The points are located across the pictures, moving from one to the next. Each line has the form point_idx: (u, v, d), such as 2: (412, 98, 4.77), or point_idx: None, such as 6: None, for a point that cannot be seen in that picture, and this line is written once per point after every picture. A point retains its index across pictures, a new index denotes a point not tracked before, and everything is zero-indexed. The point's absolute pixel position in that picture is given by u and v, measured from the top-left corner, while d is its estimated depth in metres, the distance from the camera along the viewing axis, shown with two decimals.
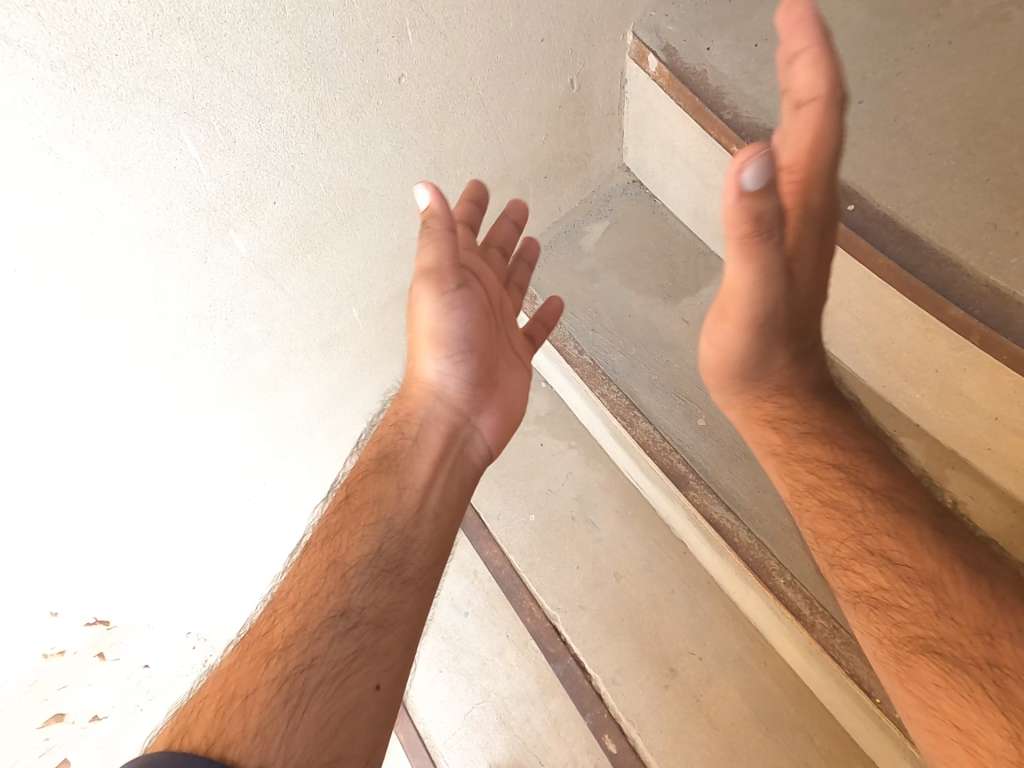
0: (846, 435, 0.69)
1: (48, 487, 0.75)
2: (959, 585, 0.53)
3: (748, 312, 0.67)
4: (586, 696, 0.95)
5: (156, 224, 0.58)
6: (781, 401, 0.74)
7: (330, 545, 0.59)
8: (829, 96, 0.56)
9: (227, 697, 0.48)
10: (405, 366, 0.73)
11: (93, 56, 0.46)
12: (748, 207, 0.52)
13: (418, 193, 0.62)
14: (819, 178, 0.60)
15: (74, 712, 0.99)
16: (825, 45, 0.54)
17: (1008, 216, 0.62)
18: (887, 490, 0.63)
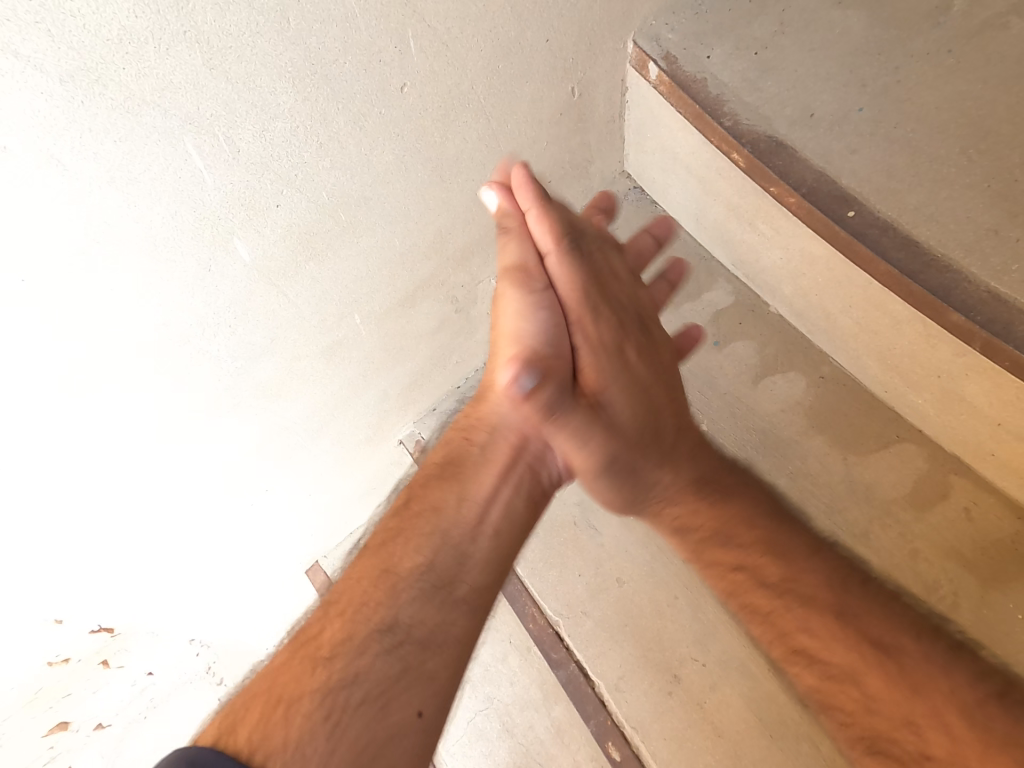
0: (766, 519, 0.71)
1: (53, 495, 0.75)
2: (881, 673, 0.59)
3: (590, 462, 0.70)
4: (589, 703, 0.95)
5: (162, 234, 0.59)
6: (679, 506, 0.74)
7: (385, 551, 0.61)
8: (559, 248, 0.68)
9: (273, 702, 0.50)
10: (485, 373, 0.72)
11: (101, 70, 0.47)
12: (527, 406, 0.65)
13: (486, 195, 0.68)
14: (572, 357, 0.67)
15: (74, 720, 1.06)
16: (541, 208, 0.67)
17: (1009, 223, 0.63)
18: (789, 581, 0.67)
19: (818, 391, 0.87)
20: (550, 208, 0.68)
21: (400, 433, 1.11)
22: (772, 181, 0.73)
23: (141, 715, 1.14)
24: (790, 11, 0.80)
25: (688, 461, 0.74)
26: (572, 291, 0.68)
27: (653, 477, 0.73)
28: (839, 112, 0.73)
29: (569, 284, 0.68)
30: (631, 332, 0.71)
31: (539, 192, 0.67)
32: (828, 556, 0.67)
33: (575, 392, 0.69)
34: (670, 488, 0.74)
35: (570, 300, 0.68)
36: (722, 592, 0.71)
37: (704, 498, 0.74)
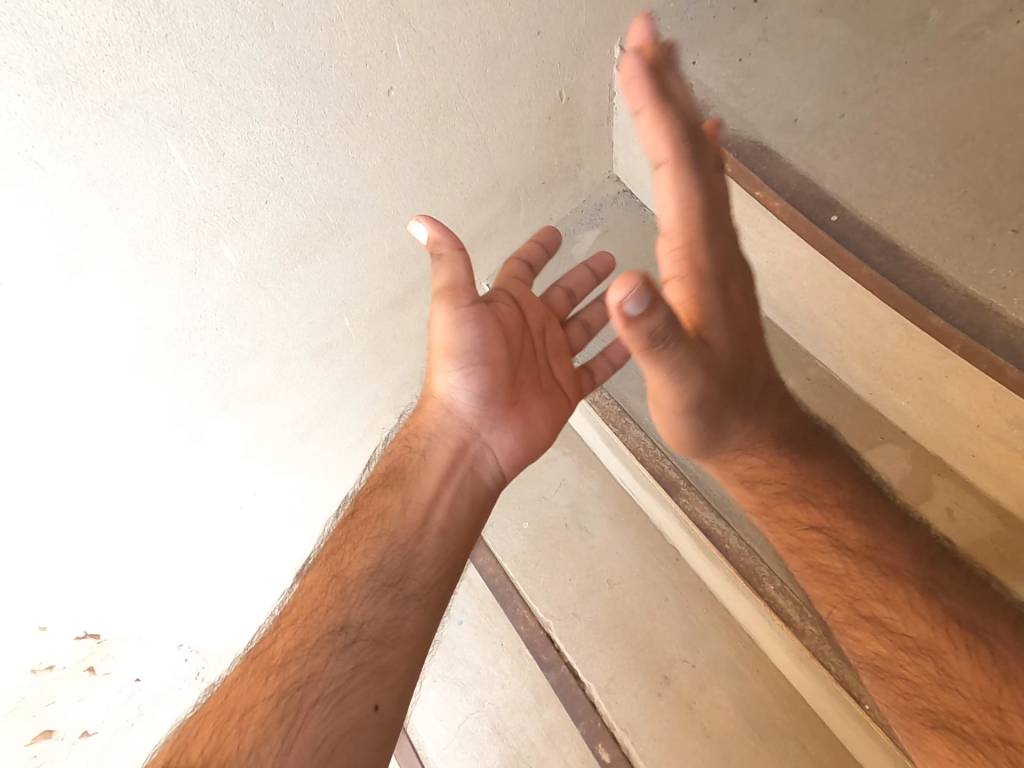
0: (826, 486, 0.78)
1: (37, 501, 0.74)
2: (958, 651, 0.65)
3: (684, 402, 0.69)
4: (580, 705, 0.95)
5: (144, 236, 0.58)
6: (761, 457, 0.80)
7: (332, 559, 0.62)
8: (677, 155, 0.58)
9: (227, 713, 0.50)
10: (425, 380, 0.76)
11: (80, 73, 0.46)
12: (635, 330, 0.51)
13: (414, 228, 0.65)
14: (704, 241, 0.62)
15: (59, 729, 0.97)
16: (659, 106, 0.57)
17: (985, 228, 0.64)
18: (872, 549, 0.73)
19: (804, 393, 0.88)
20: (665, 110, 0.58)
21: (392, 436, 1.11)
22: (756, 185, 0.74)
23: (127, 724, 1.08)
24: (773, 19, 0.81)
25: (772, 416, 0.78)
26: (688, 208, 0.60)
27: (735, 425, 0.77)
28: (821, 119, 0.74)
29: (685, 200, 0.60)
30: (737, 269, 0.66)
31: (653, 84, 0.57)
32: (912, 533, 0.74)
33: (515, 393, 0.74)
34: (746, 438, 0.79)
35: (681, 223, 0.61)
36: (789, 549, 0.79)
37: (770, 454, 0.80)
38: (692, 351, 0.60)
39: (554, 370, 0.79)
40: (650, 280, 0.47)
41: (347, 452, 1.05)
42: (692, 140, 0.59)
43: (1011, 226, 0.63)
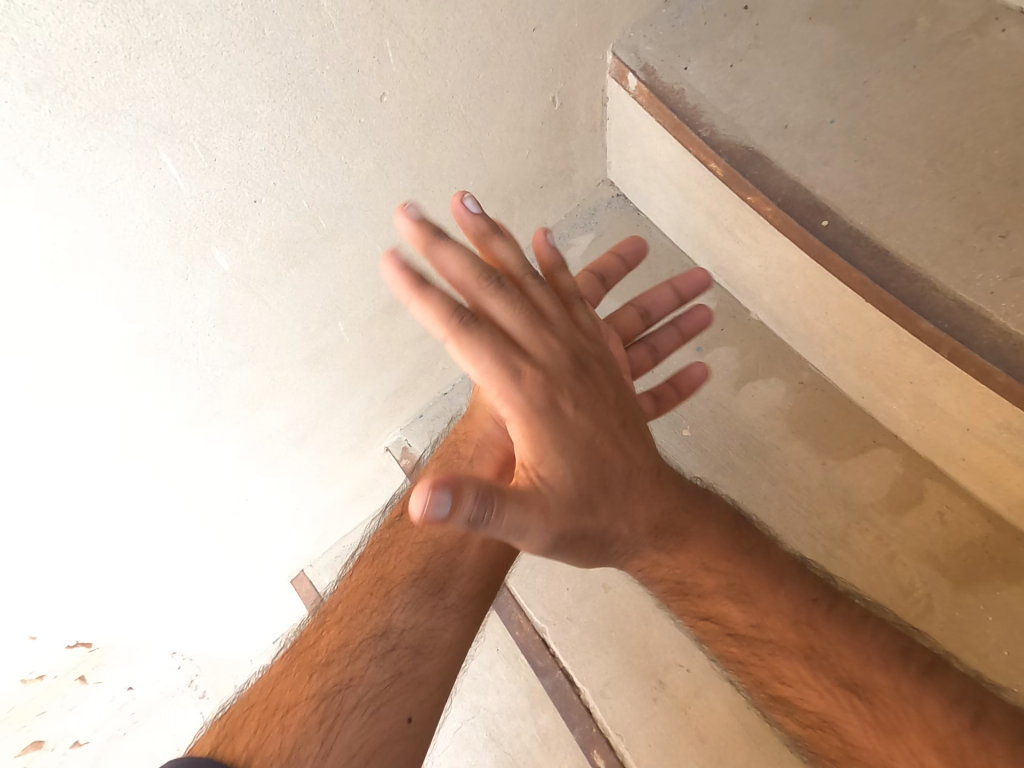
0: (729, 559, 0.67)
1: (26, 511, 0.74)
2: (855, 718, 0.57)
3: (569, 522, 0.59)
4: (575, 710, 0.95)
5: (134, 242, 0.58)
6: (721, 576, 0.66)
7: (379, 562, 0.70)
8: (453, 328, 0.56)
9: (272, 708, 0.60)
10: (474, 393, 0.84)
11: (68, 79, 0.46)
12: (452, 526, 0.48)
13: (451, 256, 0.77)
14: (535, 374, 0.58)
15: (48, 739, 1.07)
16: (444, 251, 0.59)
17: (973, 233, 0.64)
18: (756, 628, 0.64)
19: (797, 396, 0.88)
20: (460, 268, 0.60)
21: (387, 440, 1.11)
22: (748, 189, 0.74)
23: (120, 731, 1.16)
24: (764, 26, 0.81)
25: (654, 493, 0.66)
26: (493, 371, 0.56)
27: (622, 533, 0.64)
28: (811, 124, 0.75)
29: (482, 364, 0.56)
30: (563, 383, 0.60)
31: (438, 244, 0.59)
32: (792, 588, 0.64)
33: None
34: (633, 535, 0.65)
35: (495, 384, 0.56)
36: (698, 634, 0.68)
37: (661, 547, 0.67)
38: (518, 497, 0.53)
39: None
40: (442, 485, 0.46)
41: (341, 457, 1.05)
42: (465, 311, 0.56)
43: (998, 231, 0.64)
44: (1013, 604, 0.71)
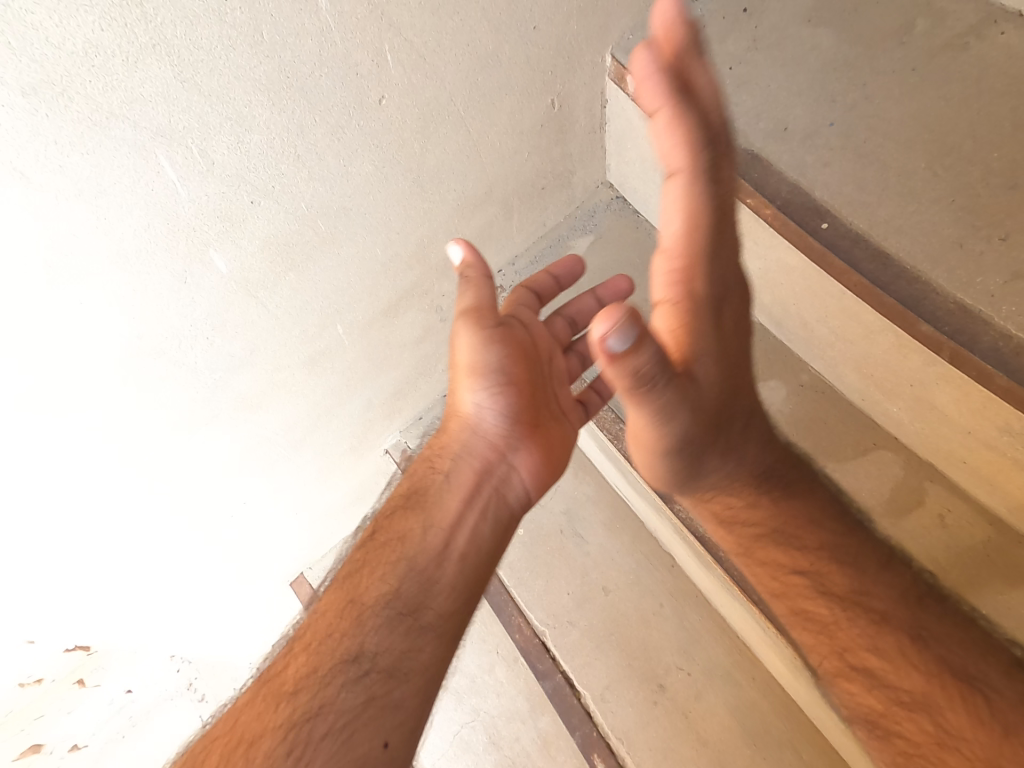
0: (810, 529, 0.78)
1: (25, 515, 0.74)
2: (959, 707, 0.69)
3: (662, 444, 0.68)
4: (575, 714, 0.94)
5: (131, 245, 0.58)
6: (740, 501, 0.81)
7: (351, 582, 0.63)
8: (692, 166, 0.57)
9: (235, 743, 0.51)
10: (447, 401, 0.76)
11: (65, 83, 0.46)
12: (621, 368, 0.54)
13: (452, 250, 0.70)
14: (715, 272, 0.61)
15: (48, 742, 1.05)
16: (682, 86, 0.56)
17: (973, 236, 0.64)
18: (858, 596, 0.76)
19: (797, 399, 0.88)
20: (685, 110, 0.56)
21: (386, 442, 1.10)
22: (747, 192, 0.74)
23: (118, 736, 1.13)
24: (763, 28, 0.81)
25: (755, 450, 0.76)
26: (696, 230, 0.59)
27: (715, 467, 0.75)
28: (810, 127, 0.75)
29: (691, 219, 0.59)
30: (733, 293, 0.64)
31: (670, 84, 0.56)
32: (901, 572, 0.75)
33: (536, 418, 0.74)
34: (725, 476, 0.77)
35: (683, 242, 0.59)
36: (771, 593, 0.79)
37: (764, 493, 0.79)
38: (681, 389, 0.62)
39: (560, 398, 0.79)
40: (633, 316, 0.51)
41: (340, 460, 1.05)
42: (707, 150, 0.58)
43: (998, 234, 0.64)
44: (1014, 608, 0.70)
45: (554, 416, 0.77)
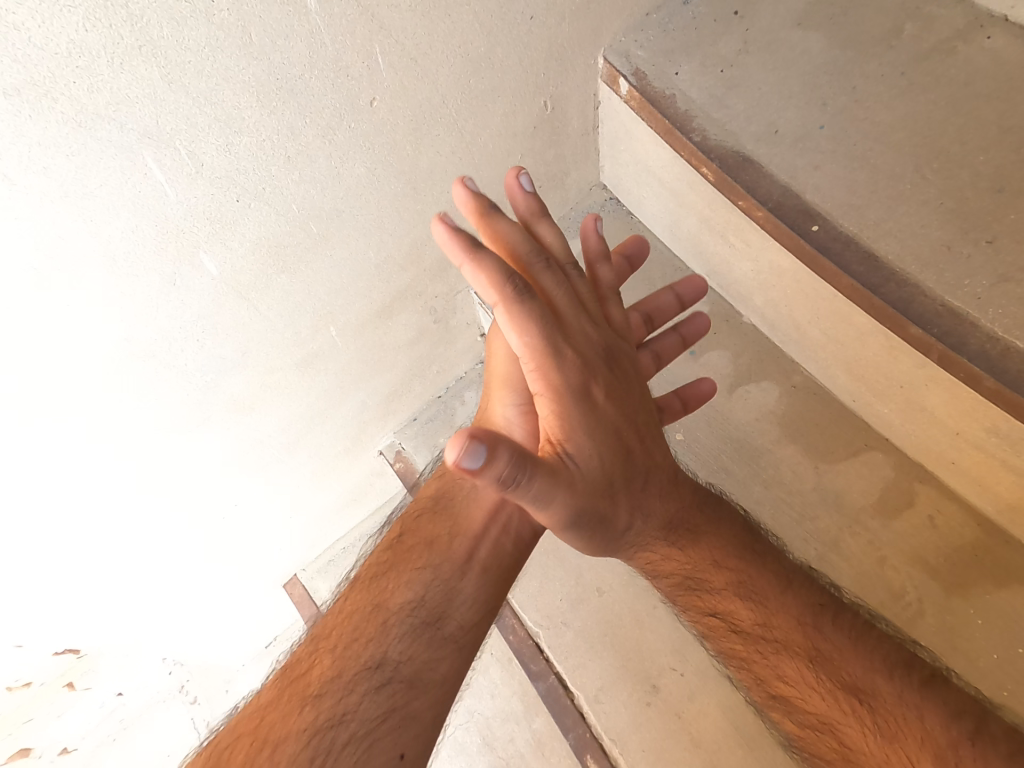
0: (738, 559, 0.75)
1: (15, 520, 0.73)
2: (856, 722, 0.63)
3: (559, 521, 0.61)
4: (569, 715, 0.95)
5: (121, 248, 0.58)
6: (678, 557, 0.76)
7: (376, 586, 0.65)
8: (506, 292, 0.58)
9: (259, 741, 0.53)
10: (481, 407, 0.83)
11: (50, 84, 0.46)
12: (484, 480, 0.47)
13: (512, 190, 0.70)
14: (557, 356, 0.60)
15: (36, 747, 1.06)
16: (478, 255, 0.58)
17: (961, 239, 0.65)
18: (761, 627, 0.71)
19: (790, 400, 0.88)
20: (487, 261, 0.58)
21: (380, 444, 1.10)
22: (739, 194, 0.74)
23: (109, 738, 1.15)
24: (755, 31, 0.82)
25: (663, 500, 0.73)
26: (535, 343, 0.59)
27: (627, 524, 0.70)
28: (801, 130, 0.75)
29: (527, 332, 0.58)
30: (596, 370, 0.64)
31: (472, 243, 0.58)
32: (800, 591, 0.72)
33: None
34: (641, 534, 0.73)
35: (533, 350, 0.58)
36: (701, 633, 0.76)
37: (673, 543, 0.75)
38: (554, 474, 0.55)
39: None
40: (482, 435, 0.45)
41: (334, 461, 1.05)
42: (518, 278, 0.59)
43: (985, 236, 0.64)
44: (1003, 608, 0.71)
45: None
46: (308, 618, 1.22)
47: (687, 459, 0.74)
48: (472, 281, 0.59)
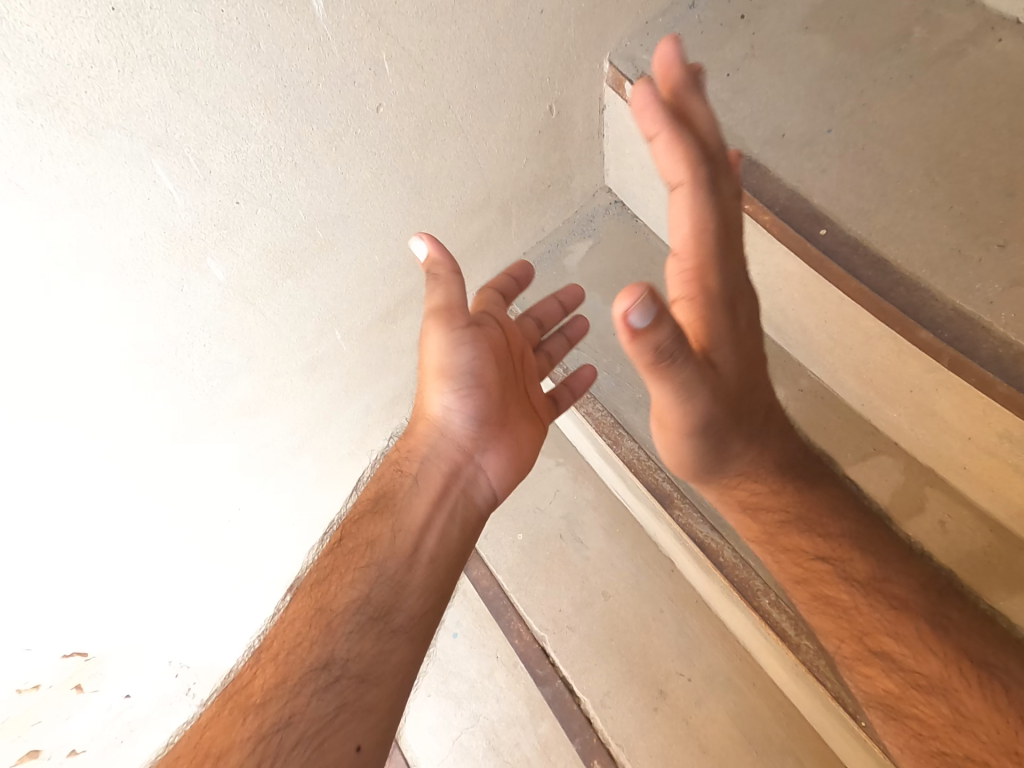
0: (832, 519, 0.75)
1: (25, 524, 0.73)
2: (960, 682, 0.65)
3: (688, 423, 0.67)
4: (575, 720, 0.94)
5: (130, 255, 0.58)
6: (759, 497, 0.77)
7: (318, 591, 0.63)
8: (693, 177, 0.58)
9: (201, 755, 0.51)
10: (415, 401, 0.75)
11: (62, 94, 0.46)
12: (642, 344, 0.54)
13: (416, 245, 0.66)
14: (725, 259, 0.61)
15: (39, 753, 0.96)
16: (674, 128, 0.58)
17: (972, 243, 0.64)
18: (880, 581, 0.71)
19: (796, 404, 0.87)
20: (682, 133, 0.58)
21: (385, 447, 1.11)
22: (746, 198, 0.74)
23: (118, 741, 1.07)
24: (761, 35, 0.81)
25: (775, 440, 0.75)
26: (703, 233, 0.60)
27: (738, 448, 0.73)
28: (808, 134, 0.75)
29: (701, 224, 0.59)
30: (745, 291, 0.65)
31: (669, 115, 0.58)
32: (914, 561, 0.73)
33: (504, 417, 0.74)
34: (750, 465, 0.76)
35: (694, 245, 0.60)
36: (793, 580, 0.76)
37: (779, 485, 0.76)
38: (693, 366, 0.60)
39: (532, 393, 0.78)
40: (655, 293, 0.50)
41: (338, 465, 1.05)
42: (708, 164, 0.59)
43: (997, 241, 0.63)
44: (1015, 615, 0.70)
45: (525, 412, 0.77)
46: None
47: (777, 417, 0.76)
48: (657, 157, 0.60)
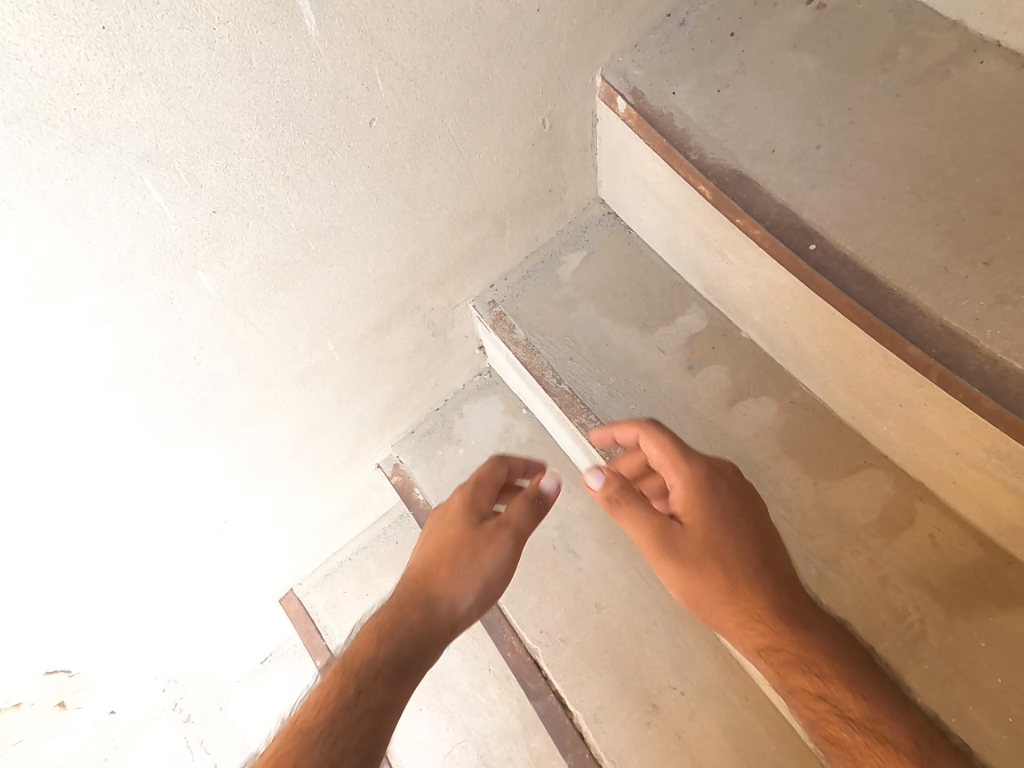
0: (792, 631, 0.68)
1: (12, 548, 0.71)
2: None
3: (676, 577, 0.73)
4: (567, 735, 0.92)
5: (119, 271, 0.58)
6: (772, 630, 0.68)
7: (327, 734, 0.60)
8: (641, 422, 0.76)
9: None
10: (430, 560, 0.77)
11: (50, 111, 0.46)
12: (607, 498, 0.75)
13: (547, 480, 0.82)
14: (687, 450, 0.74)
15: None
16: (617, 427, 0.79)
17: (958, 260, 0.65)
18: (871, 721, 0.62)
19: (788, 416, 0.87)
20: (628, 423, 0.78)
21: (378, 457, 1.12)
22: (737, 212, 0.75)
23: (102, 759, 1.15)
24: (751, 52, 0.83)
25: (780, 586, 0.70)
26: (665, 437, 0.75)
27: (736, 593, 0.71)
28: (798, 150, 0.76)
29: (662, 438, 0.75)
30: (725, 466, 0.74)
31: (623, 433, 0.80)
32: (911, 710, 0.63)
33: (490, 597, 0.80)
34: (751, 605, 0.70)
35: (664, 449, 0.75)
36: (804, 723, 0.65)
37: (789, 625, 0.68)
38: (652, 526, 0.74)
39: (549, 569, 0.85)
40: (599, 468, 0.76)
41: (331, 475, 1.05)
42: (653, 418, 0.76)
43: (982, 258, 0.64)
44: (1006, 629, 0.70)
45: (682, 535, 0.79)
46: (303, 634, 1.22)
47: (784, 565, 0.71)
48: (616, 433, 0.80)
